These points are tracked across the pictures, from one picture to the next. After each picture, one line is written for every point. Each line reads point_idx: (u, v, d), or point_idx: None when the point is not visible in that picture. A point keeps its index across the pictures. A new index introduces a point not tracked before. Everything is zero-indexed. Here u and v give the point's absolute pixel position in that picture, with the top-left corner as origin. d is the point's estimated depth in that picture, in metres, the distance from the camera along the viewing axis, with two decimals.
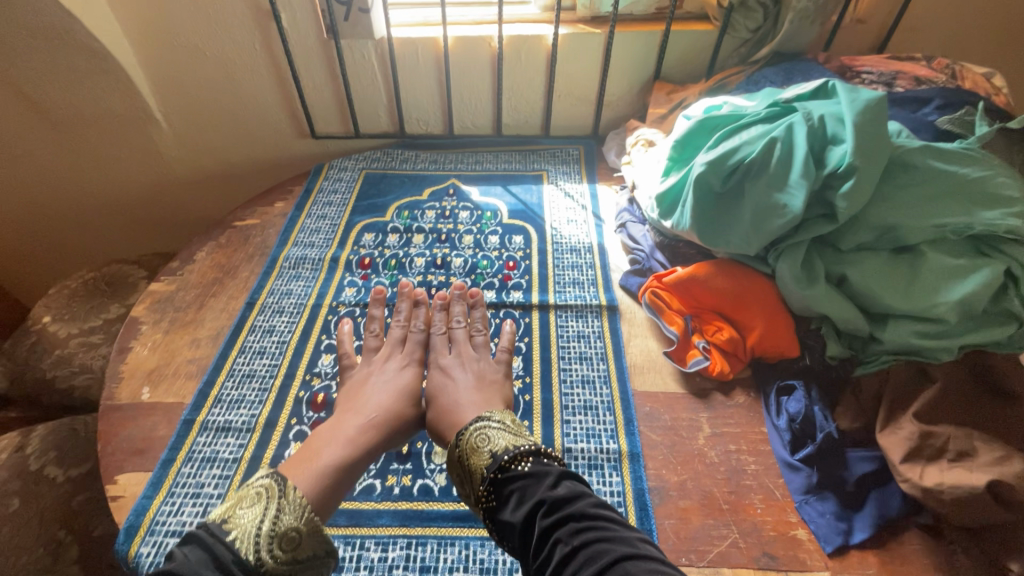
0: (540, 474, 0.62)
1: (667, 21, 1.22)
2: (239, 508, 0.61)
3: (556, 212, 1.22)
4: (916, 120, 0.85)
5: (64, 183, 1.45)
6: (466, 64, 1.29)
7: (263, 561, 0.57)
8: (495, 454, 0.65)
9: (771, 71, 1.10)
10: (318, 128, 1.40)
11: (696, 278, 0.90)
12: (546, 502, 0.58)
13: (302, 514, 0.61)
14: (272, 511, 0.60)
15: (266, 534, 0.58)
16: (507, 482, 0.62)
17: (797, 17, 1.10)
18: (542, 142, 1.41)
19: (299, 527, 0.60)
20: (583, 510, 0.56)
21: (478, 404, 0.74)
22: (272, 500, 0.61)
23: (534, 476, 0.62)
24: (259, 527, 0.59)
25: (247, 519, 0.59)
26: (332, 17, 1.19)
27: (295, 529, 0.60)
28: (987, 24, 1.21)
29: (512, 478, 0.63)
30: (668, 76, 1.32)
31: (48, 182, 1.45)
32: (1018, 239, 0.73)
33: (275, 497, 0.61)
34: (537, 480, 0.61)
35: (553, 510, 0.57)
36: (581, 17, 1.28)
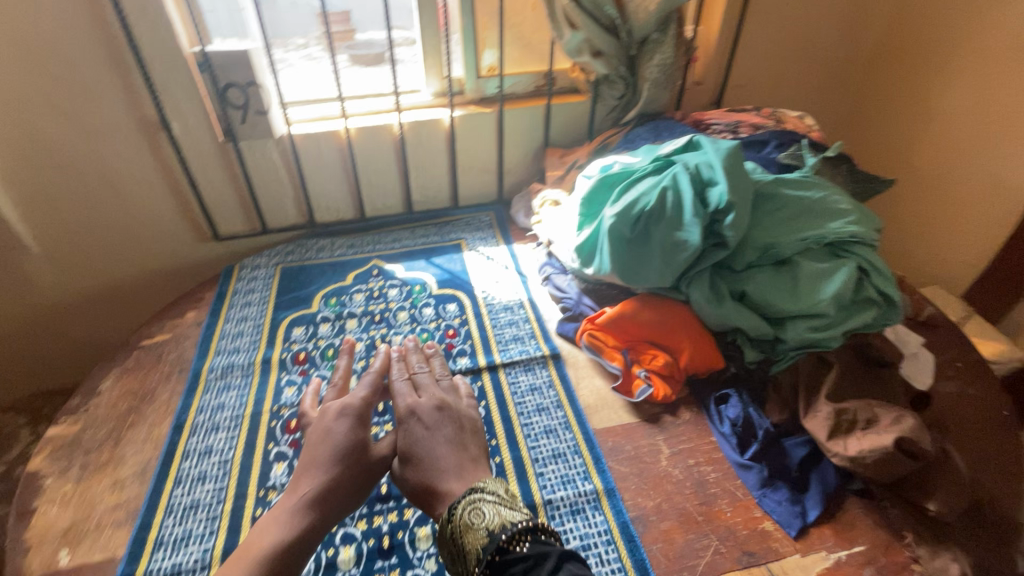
0: (540, 557, 0.58)
1: (547, 97, 1.39)
2: None
3: (481, 276, 1.28)
4: (763, 158, 1.05)
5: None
6: (371, 151, 1.34)
7: None
8: (492, 533, 0.61)
9: (643, 131, 1.29)
10: (221, 230, 1.35)
11: (628, 313, 1.00)
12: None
13: None
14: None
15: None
16: (506, 566, 0.58)
17: (652, 85, 1.32)
18: (455, 213, 1.48)
19: None
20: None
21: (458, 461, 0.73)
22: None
23: (534, 559, 0.58)
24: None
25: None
26: (228, 122, 1.20)
27: None
28: (788, 77, 1.53)
29: (511, 561, 0.59)
30: (556, 142, 1.47)
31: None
32: (860, 241, 0.92)
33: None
34: (537, 565, 0.57)
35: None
36: (471, 99, 1.41)
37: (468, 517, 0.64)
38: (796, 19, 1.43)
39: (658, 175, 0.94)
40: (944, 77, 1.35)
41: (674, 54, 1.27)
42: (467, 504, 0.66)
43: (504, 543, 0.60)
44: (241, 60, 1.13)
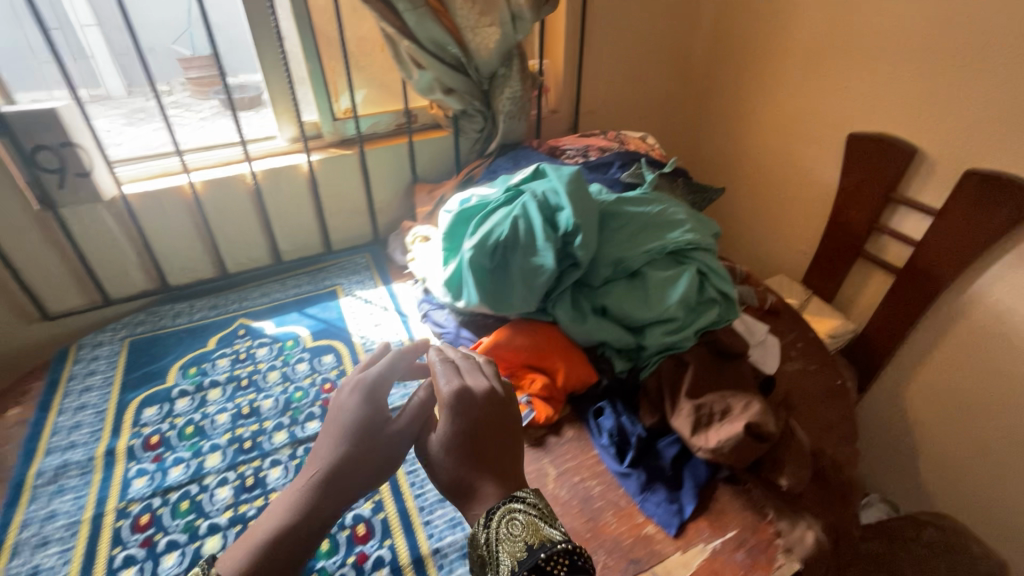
0: None
1: (407, 134, 1.40)
2: None
3: (359, 321, 1.24)
4: (608, 180, 1.14)
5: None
6: (224, 203, 1.26)
7: None
8: (528, 549, 0.59)
9: (503, 161, 1.34)
10: (52, 308, 1.19)
11: (503, 340, 1.00)
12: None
13: None
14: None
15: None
16: None
17: (507, 117, 1.38)
18: (328, 259, 1.43)
19: None
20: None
21: (492, 469, 0.67)
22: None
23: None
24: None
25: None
26: (43, 188, 1.06)
27: None
28: (631, 101, 1.68)
29: None
30: (425, 177, 1.48)
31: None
32: (697, 246, 1.01)
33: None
34: None
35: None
36: (330, 142, 1.38)
37: (500, 526, 0.62)
38: (629, 50, 1.57)
39: (510, 205, 0.97)
40: (757, 94, 1.55)
41: (522, 87, 1.35)
42: (505, 509, 0.64)
43: (534, 563, 0.57)
44: (50, 119, 1.01)
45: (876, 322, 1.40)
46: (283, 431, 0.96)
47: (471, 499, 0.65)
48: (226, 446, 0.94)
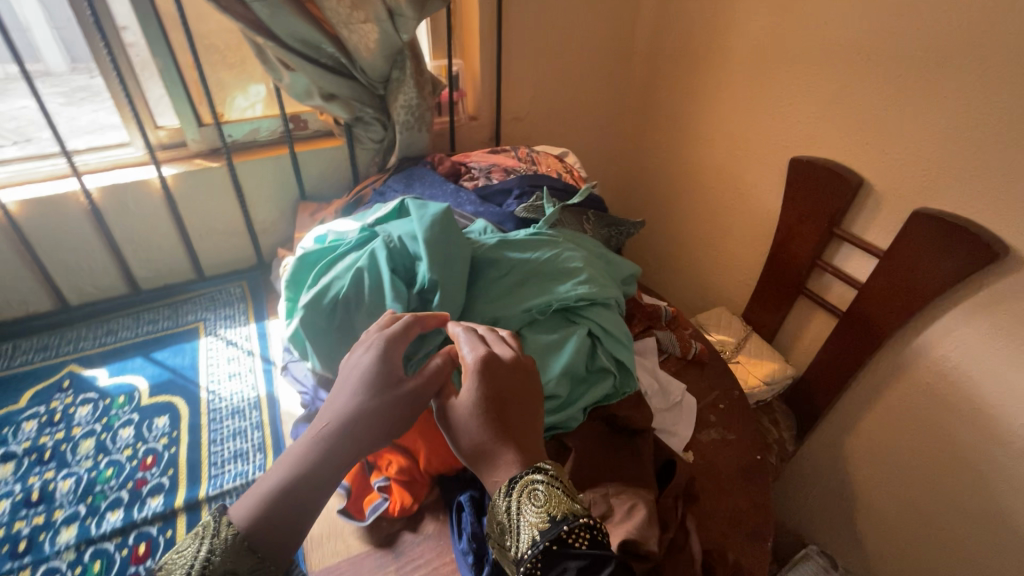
0: (605, 560, 0.54)
1: (288, 144, 1.20)
2: None
3: (213, 369, 1.05)
4: (500, 214, 0.95)
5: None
6: (53, 227, 1.05)
7: None
8: (551, 519, 0.56)
9: (395, 179, 1.14)
10: None
11: None
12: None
13: None
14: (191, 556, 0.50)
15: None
16: (565, 562, 0.54)
17: (403, 128, 1.18)
18: (195, 288, 1.23)
19: None
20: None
21: (526, 445, 0.63)
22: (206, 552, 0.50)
23: (590, 561, 0.54)
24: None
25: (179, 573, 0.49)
26: None
27: None
28: (563, 108, 1.49)
29: (566, 557, 0.55)
30: (316, 193, 1.29)
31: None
32: (592, 302, 0.84)
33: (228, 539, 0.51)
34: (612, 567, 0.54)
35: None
36: (196, 152, 1.18)
37: (520, 499, 0.58)
38: (557, 51, 1.39)
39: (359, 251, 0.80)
40: (700, 105, 1.38)
41: (418, 95, 1.15)
42: (527, 478, 0.59)
43: (551, 541, 0.55)
44: None
45: (816, 368, 1.25)
46: (73, 526, 0.78)
47: (489, 467, 0.61)
48: None
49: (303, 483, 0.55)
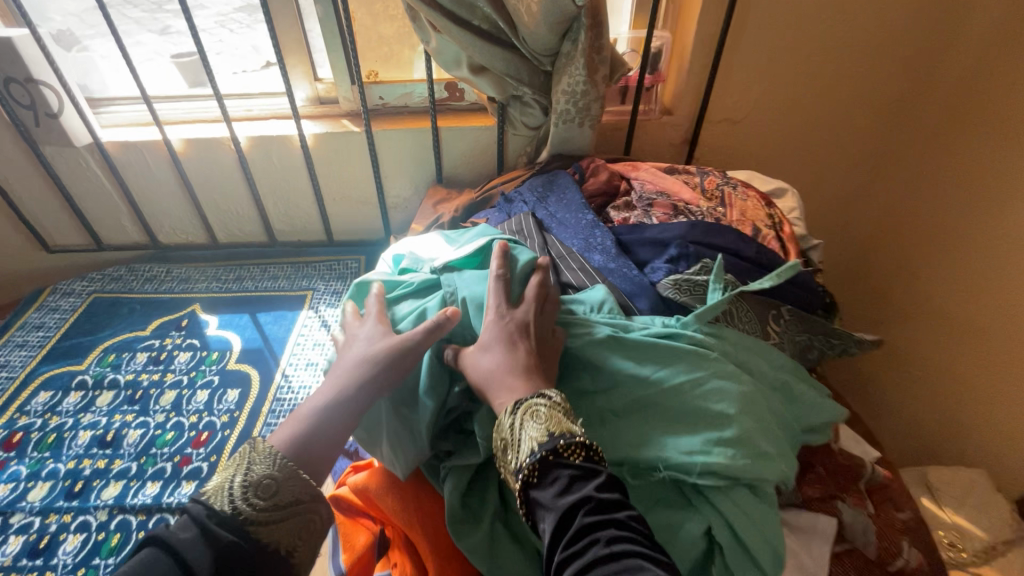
0: (595, 479, 0.44)
1: (432, 118, 1.03)
2: None
3: (298, 351, 0.99)
4: (635, 282, 0.64)
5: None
6: (209, 169, 1.08)
7: None
8: (547, 434, 0.47)
9: (529, 184, 0.90)
10: (54, 242, 1.18)
11: (380, 493, 0.63)
12: (591, 499, 0.43)
13: None
14: (237, 475, 0.48)
15: (248, 507, 0.46)
16: (554, 477, 0.45)
17: (560, 120, 0.91)
18: (320, 253, 1.20)
19: None
20: (632, 535, 0.40)
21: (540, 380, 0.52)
22: (245, 466, 0.49)
23: (583, 471, 0.45)
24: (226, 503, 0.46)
25: (233, 490, 0.47)
26: (21, 124, 0.99)
27: None
28: (803, 115, 1.04)
29: (556, 472, 0.45)
30: (455, 175, 1.12)
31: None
32: (728, 481, 0.50)
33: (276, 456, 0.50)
34: (603, 487, 0.44)
35: (577, 528, 0.41)
36: (345, 112, 1.09)
37: (522, 410, 0.49)
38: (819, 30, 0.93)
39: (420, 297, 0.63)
40: None
41: (587, 78, 0.86)
42: (526, 401, 0.49)
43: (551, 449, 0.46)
44: (9, 50, 0.89)
45: None
46: (119, 484, 0.79)
47: (496, 390, 0.52)
48: (60, 479, 0.80)
49: (325, 417, 0.54)
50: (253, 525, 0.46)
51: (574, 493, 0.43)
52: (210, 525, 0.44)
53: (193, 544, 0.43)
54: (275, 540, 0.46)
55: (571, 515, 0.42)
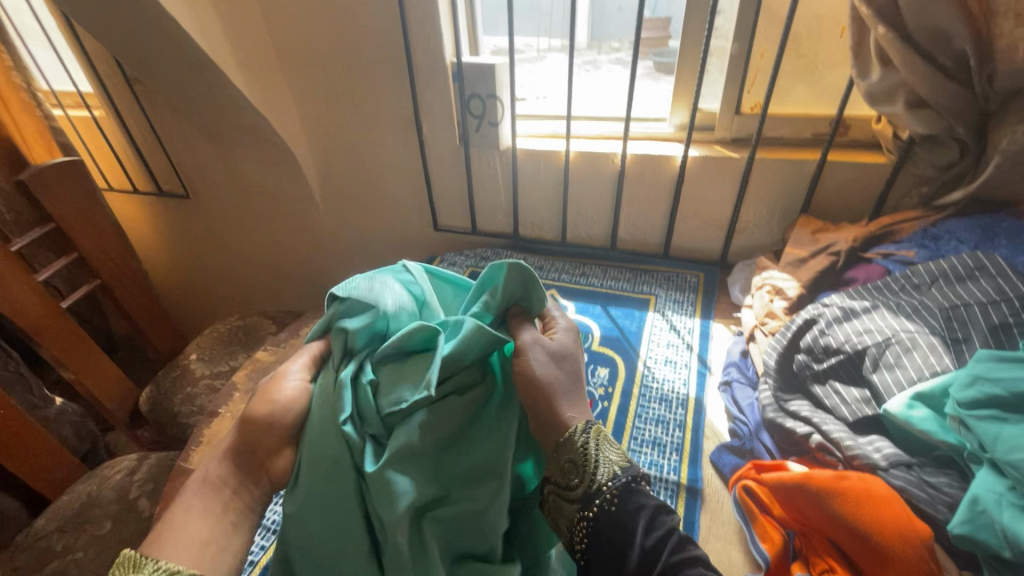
0: (664, 506, 0.57)
1: (824, 150, 1.06)
2: None
3: (653, 347, 1.07)
4: None
5: (237, 251, 1.74)
6: (588, 177, 1.26)
7: None
8: (627, 461, 0.60)
9: (961, 223, 0.86)
10: (441, 222, 1.47)
11: (823, 493, 0.66)
12: (674, 534, 0.54)
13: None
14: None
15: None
16: (638, 497, 0.57)
17: (1006, 161, 0.86)
18: (658, 263, 1.29)
19: None
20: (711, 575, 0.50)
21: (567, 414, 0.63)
22: None
23: (661, 504, 0.57)
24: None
25: None
26: (465, 128, 1.26)
27: None
28: None
29: (638, 495, 0.57)
30: (820, 209, 1.12)
31: (222, 239, 1.72)
32: None
33: (136, 566, 0.49)
34: (666, 510, 0.57)
35: (663, 565, 0.51)
36: (719, 138, 1.19)
37: (598, 447, 0.60)
38: None
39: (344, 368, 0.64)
40: None
41: None
42: (597, 428, 0.62)
43: (629, 480, 0.58)
44: (488, 73, 1.17)
45: None
46: None
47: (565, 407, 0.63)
48: None
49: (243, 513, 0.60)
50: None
51: (658, 528, 0.54)
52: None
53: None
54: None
55: (652, 552, 0.52)
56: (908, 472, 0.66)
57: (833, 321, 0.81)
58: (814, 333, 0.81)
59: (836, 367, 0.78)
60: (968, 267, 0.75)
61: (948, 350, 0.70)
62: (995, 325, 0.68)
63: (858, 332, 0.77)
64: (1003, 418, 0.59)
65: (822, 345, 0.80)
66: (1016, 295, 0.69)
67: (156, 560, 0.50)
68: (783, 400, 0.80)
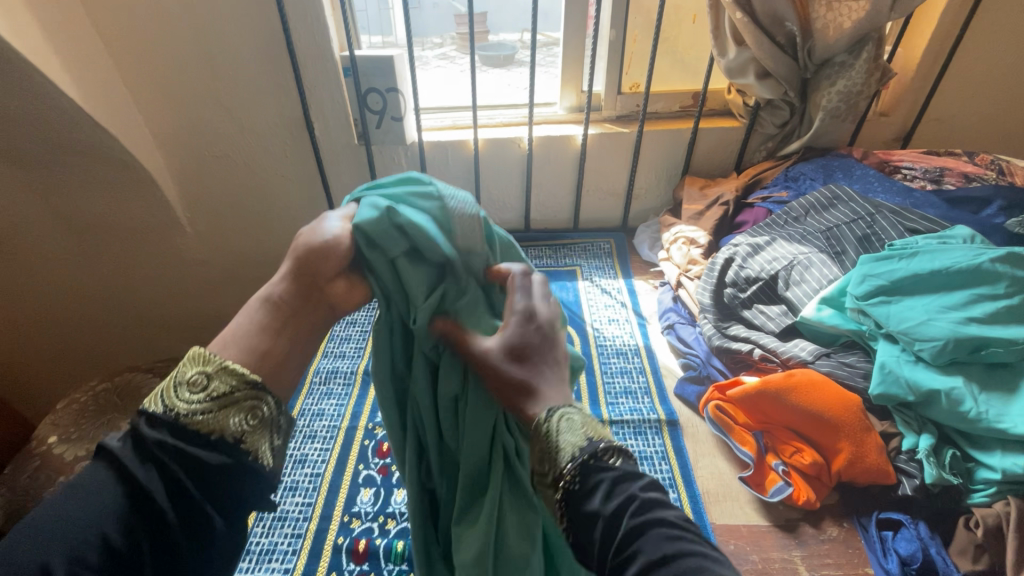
0: (634, 471, 0.44)
1: (695, 119, 1.25)
2: (171, 392, 0.45)
3: (594, 310, 1.16)
4: (982, 224, 0.86)
5: (74, 304, 1.40)
6: (496, 163, 1.29)
7: (177, 413, 0.44)
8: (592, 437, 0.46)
9: (809, 165, 1.09)
10: None
11: (781, 390, 0.80)
12: (636, 499, 0.41)
13: (236, 380, 0.46)
14: (171, 399, 0.45)
15: (195, 413, 0.44)
16: (595, 473, 0.44)
17: (828, 115, 1.12)
18: (573, 236, 1.37)
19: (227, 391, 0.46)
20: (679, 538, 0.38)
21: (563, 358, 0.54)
22: (174, 379, 0.46)
23: (626, 472, 0.44)
24: (170, 412, 0.44)
25: (182, 397, 0.45)
26: (364, 126, 1.20)
27: (206, 387, 0.45)
28: (1001, 118, 1.24)
29: (602, 472, 0.44)
30: (696, 169, 1.32)
31: (47, 292, 1.36)
32: None
33: (206, 362, 0.47)
34: (631, 477, 0.43)
35: (626, 533, 0.39)
36: (607, 117, 1.31)
37: (565, 428, 0.47)
38: None
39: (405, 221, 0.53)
40: None
41: (864, 79, 1.07)
42: (561, 411, 0.48)
43: (590, 457, 0.45)
44: (386, 66, 1.12)
45: None
46: None
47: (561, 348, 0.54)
48: None
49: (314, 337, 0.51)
50: (198, 428, 0.44)
51: (618, 495, 0.42)
52: (148, 438, 0.43)
53: (145, 470, 0.42)
54: (224, 432, 0.44)
55: (615, 522, 0.40)
56: (829, 358, 0.84)
57: (747, 256, 0.98)
58: (735, 268, 0.98)
59: (758, 292, 0.95)
60: (828, 198, 0.97)
61: (835, 262, 0.90)
62: (861, 238, 0.90)
63: (768, 261, 0.95)
64: (888, 300, 0.79)
65: (744, 277, 0.96)
66: (867, 213, 0.92)
67: (222, 357, 0.48)
68: (723, 328, 0.95)
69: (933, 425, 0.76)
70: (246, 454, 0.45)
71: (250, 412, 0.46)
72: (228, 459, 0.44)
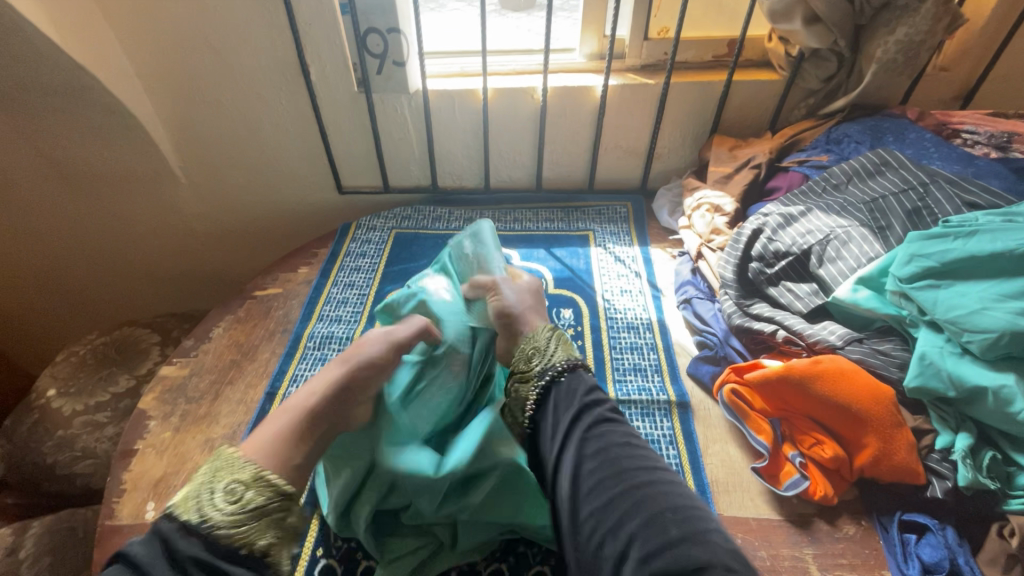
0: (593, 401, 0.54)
1: (729, 70, 1.12)
2: (206, 497, 0.45)
3: (606, 280, 1.08)
4: None
5: (73, 255, 1.37)
6: (507, 116, 1.19)
7: (206, 519, 0.43)
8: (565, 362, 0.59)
9: (855, 126, 0.98)
10: (346, 184, 1.30)
11: (806, 377, 0.74)
12: (603, 405, 0.53)
13: (265, 485, 0.47)
14: (201, 506, 0.44)
15: (226, 524, 0.43)
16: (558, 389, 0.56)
17: (881, 69, 0.99)
18: (588, 199, 1.28)
19: (264, 497, 0.46)
20: (636, 438, 0.50)
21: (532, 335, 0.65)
22: (207, 485, 0.46)
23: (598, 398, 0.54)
24: (205, 524, 0.43)
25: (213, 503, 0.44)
26: (364, 71, 1.10)
27: (232, 503, 0.44)
28: None
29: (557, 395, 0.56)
30: (726, 127, 1.20)
31: (45, 243, 1.34)
32: None
33: (237, 469, 0.47)
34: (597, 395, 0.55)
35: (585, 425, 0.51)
36: (631, 66, 1.18)
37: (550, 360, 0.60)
38: None
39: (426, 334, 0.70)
40: None
41: (929, 26, 0.93)
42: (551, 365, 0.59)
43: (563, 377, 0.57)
44: (387, 2, 1.01)
45: None
46: None
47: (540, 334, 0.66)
48: None
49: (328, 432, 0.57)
50: (233, 541, 0.43)
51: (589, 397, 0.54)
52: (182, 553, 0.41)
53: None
54: (254, 547, 0.43)
55: (585, 409, 0.53)
56: (862, 345, 0.77)
57: (777, 227, 0.89)
58: (763, 241, 0.89)
59: (787, 268, 0.86)
60: (876, 164, 0.87)
61: (877, 237, 0.80)
62: (910, 211, 0.80)
63: (801, 234, 0.86)
64: (936, 285, 0.70)
65: (772, 251, 0.88)
66: (919, 182, 0.82)
67: (254, 464, 0.48)
68: (745, 306, 0.87)
69: (973, 423, 0.69)
70: (269, 570, 0.44)
71: (278, 522, 0.46)
72: (254, 574, 0.42)
